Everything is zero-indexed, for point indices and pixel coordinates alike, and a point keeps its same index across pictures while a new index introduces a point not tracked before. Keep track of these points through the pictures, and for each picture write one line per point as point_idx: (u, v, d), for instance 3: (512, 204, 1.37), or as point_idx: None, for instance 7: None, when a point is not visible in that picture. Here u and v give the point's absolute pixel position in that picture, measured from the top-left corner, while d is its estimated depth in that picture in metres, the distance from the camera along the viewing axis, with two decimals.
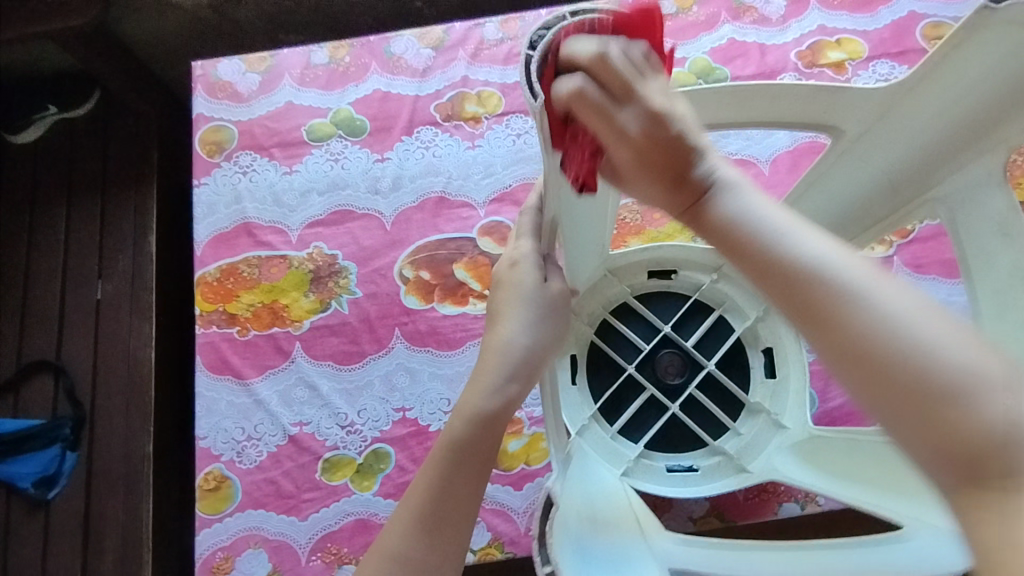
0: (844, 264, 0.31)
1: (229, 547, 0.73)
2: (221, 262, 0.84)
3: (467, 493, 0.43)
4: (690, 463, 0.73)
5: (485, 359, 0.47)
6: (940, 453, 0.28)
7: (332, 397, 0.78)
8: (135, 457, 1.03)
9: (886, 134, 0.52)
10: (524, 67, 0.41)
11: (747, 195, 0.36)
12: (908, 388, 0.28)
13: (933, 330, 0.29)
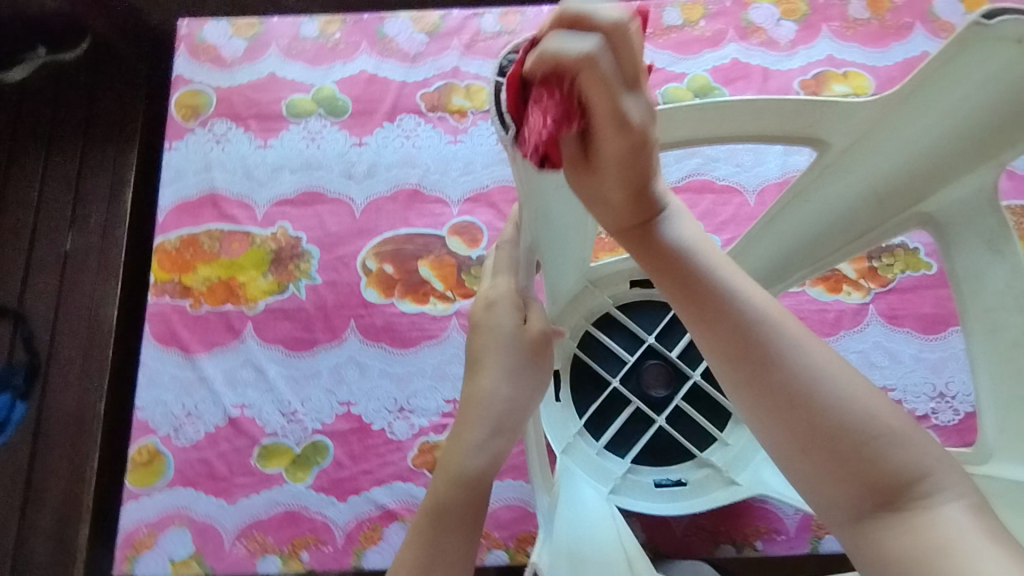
0: (768, 311, 0.36)
1: (155, 523, 0.72)
2: (182, 231, 0.81)
3: (456, 560, 0.40)
4: (679, 477, 0.70)
5: (465, 409, 0.45)
6: (861, 476, 0.32)
7: (277, 383, 0.76)
8: (87, 413, 1.02)
9: (872, 150, 0.47)
10: (492, 96, 0.38)
11: (687, 235, 0.40)
12: (829, 430, 0.33)
13: (841, 371, 0.34)
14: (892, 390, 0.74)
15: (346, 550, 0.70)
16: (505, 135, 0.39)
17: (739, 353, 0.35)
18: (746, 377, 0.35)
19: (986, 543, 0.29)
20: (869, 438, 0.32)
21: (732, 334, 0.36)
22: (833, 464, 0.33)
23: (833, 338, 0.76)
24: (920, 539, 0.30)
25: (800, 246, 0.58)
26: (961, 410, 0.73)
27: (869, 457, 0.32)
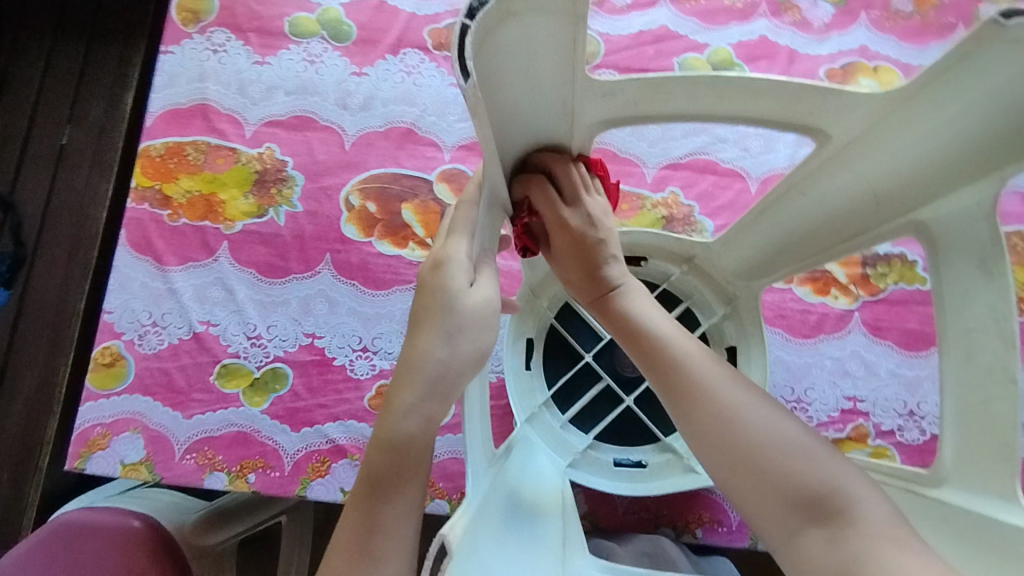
0: (703, 361, 0.43)
1: (109, 425, 0.72)
2: (168, 139, 0.79)
3: (398, 528, 0.40)
4: (639, 459, 0.67)
5: (401, 373, 0.43)
6: (789, 501, 0.37)
7: (245, 305, 0.75)
8: (67, 309, 1.03)
9: (872, 149, 0.42)
10: (458, 36, 0.33)
11: (636, 295, 0.48)
12: (757, 459, 0.38)
13: (764, 409, 0.40)
14: (860, 401, 0.73)
15: (292, 478, 0.71)
16: (465, 86, 0.33)
17: (679, 401, 0.42)
18: (686, 416, 0.41)
19: (892, 547, 0.34)
20: (791, 463, 0.38)
21: (672, 380, 0.42)
22: (765, 488, 0.38)
23: (810, 341, 0.74)
24: (843, 547, 0.35)
25: (791, 241, 0.54)
26: (928, 430, 0.72)
27: (794, 480, 0.37)
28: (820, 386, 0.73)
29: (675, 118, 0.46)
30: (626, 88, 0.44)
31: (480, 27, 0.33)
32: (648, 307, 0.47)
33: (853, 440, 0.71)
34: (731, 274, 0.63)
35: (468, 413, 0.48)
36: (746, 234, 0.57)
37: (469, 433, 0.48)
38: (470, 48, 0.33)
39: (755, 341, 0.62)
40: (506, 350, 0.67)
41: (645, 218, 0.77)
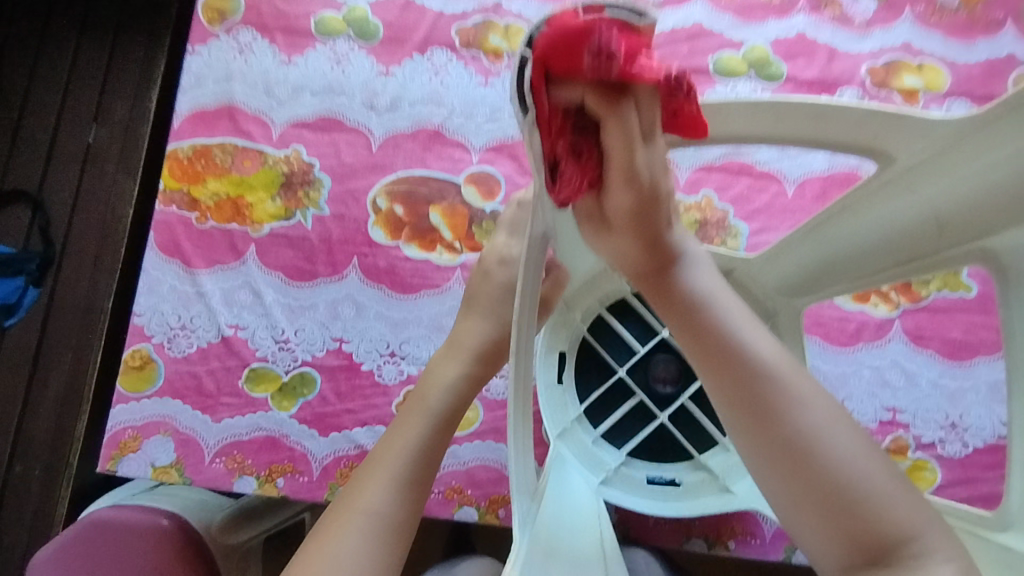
0: (780, 371, 0.39)
1: (140, 428, 0.72)
2: (196, 140, 0.79)
3: (385, 509, 0.46)
4: (672, 477, 0.67)
5: (410, 401, 0.53)
6: (853, 538, 0.36)
7: (273, 309, 0.75)
8: (94, 308, 1.04)
9: (931, 177, 0.43)
10: (516, 69, 0.37)
11: (703, 275, 0.43)
12: (843, 503, 0.36)
13: (842, 444, 0.38)
14: (900, 412, 0.71)
15: (321, 483, 0.71)
16: (520, 117, 0.37)
17: (752, 413, 0.39)
18: (771, 447, 0.38)
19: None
20: (881, 513, 0.36)
21: (751, 401, 0.39)
22: (845, 532, 0.36)
23: (848, 350, 0.72)
24: None
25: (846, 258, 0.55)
26: (970, 443, 0.69)
27: (875, 532, 0.36)
28: (858, 397, 0.71)
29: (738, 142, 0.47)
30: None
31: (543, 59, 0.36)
32: (726, 302, 0.42)
33: (893, 451, 0.70)
34: (771, 291, 0.66)
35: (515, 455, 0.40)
36: (794, 250, 0.60)
37: (515, 461, 0.42)
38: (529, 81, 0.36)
39: (794, 357, 0.67)
40: (540, 366, 0.67)
41: (678, 222, 0.75)
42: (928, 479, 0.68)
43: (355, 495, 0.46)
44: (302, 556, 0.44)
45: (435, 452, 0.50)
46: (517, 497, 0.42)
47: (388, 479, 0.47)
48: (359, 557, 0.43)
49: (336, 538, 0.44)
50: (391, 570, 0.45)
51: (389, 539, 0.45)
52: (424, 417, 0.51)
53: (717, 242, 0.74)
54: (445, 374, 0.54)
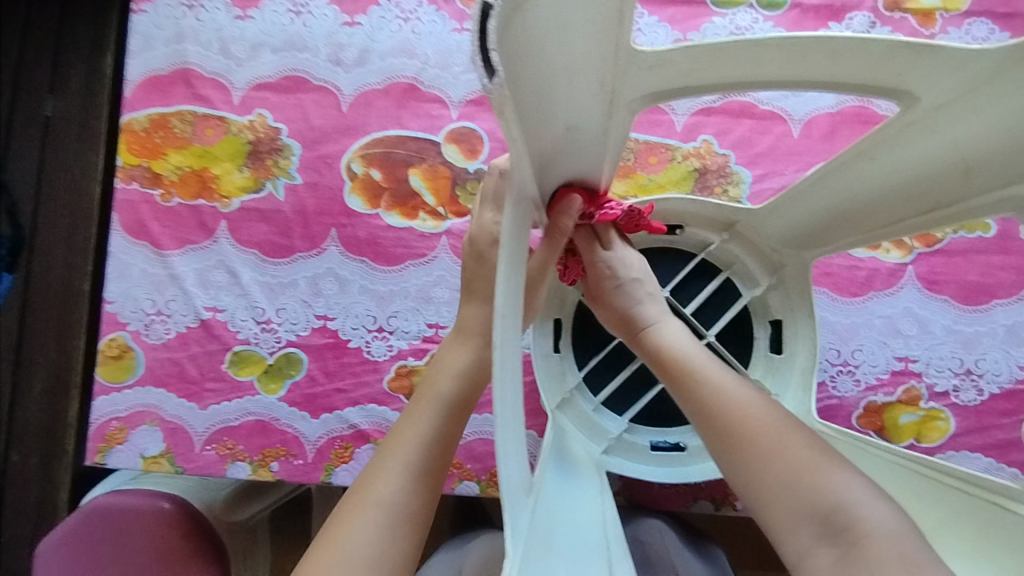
0: (730, 390, 0.48)
1: (125, 418, 0.70)
2: (151, 110, 0.73)
3: (399, 500, 0.45)
4: (677, 441, 0.64)
5: (422, 388, 0.50)
6: (803, 520, 0.42)
7: (251, 288, 0.71)
8: (70, 293, 0.97)
9: (963, 115, 0.38)
10: (478, 25, 0.27)
11: (669, 329, 0.55)
12: (787, 488, 0.43)
13: (786, 439, 0.45)
14: (913, 361, 0.68)
15: (316, 465, 0.68)
16: (489, 84, 0.27)
17: (709, 426, 0.47)
18: (726, 455, 0.46)
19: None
20: (826, 493, 0.42)
21: (707, 415, 0.48)
22: (798, 515, 0.42)
23: (859, 299, 0.69)
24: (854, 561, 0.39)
25: (864, 205, 0.50)
26: (986, 390, 0.67)
27: (823, 510, 0.41)
28: (869, 348, 0.68)
29: (741, 86, 0.40)
30: (678, 58, 0.36)
31: (509, 4, 0.26)
32: (684, 347, 0.53)
33: (904, 403, 0.67)
34: (776, 243, 0.62)
35: (504, 451, 0.32)
36: (799, 202, 0.55)
37: (504, 454, 0.33)
38: (495, 36, 0.27)
39: (803, 313, 0.63)
40: (534, 335, 0.64)
41: (675, 173, 0.70)
42: (941, 429, 0.66)
43: (369, 483, 0.45)
44: (319, 544, 0.43)
45: (449, 441, 0.48)
46: (510, 497, 0.33)
47: (402, 467, 0.46)
48: (375, 546, 0.43)
49: (352, 527, 0.43)
50: (407, 558, 0.44)
51: (402, 528, 0.44)
52: (435, 403, 0.48)
53: (718, 192, 0.69)
54: (455, 359, 0.50)
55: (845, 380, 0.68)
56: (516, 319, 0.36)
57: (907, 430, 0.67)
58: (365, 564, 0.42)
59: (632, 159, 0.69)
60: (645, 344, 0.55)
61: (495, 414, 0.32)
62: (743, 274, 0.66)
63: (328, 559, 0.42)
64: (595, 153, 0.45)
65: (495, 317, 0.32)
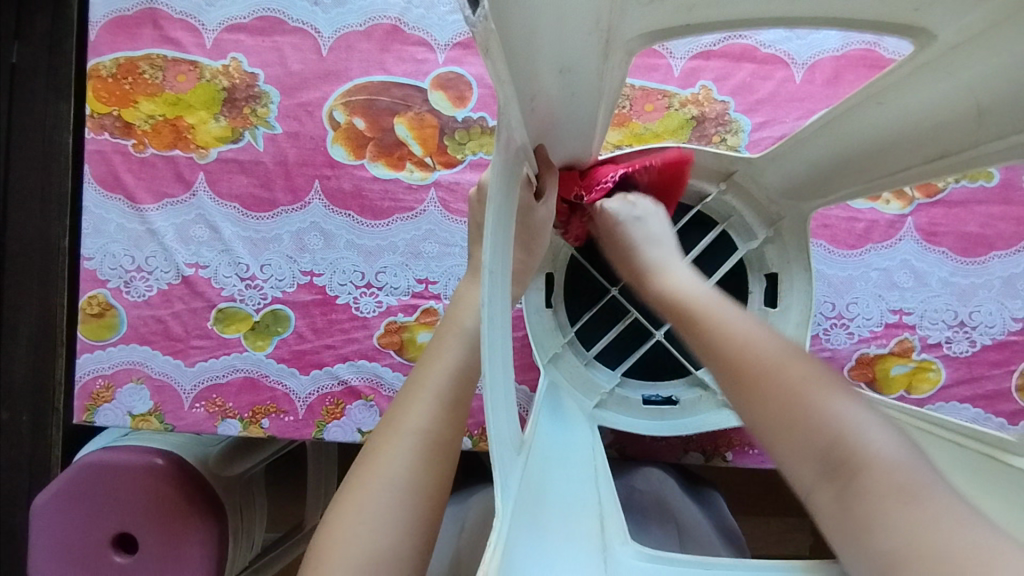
0: (736, 322, 0.45)
1: (111, 376, 0.68)
2: (119, 54, 0.69)
3: (431, 429, 0.43)
4: (668, 395, 0.65)
5: (445, 321, 0.47)
6: (803, 450, 0.37)
7: (233, 244, 0.69)
8: (51, 249, 0.94)
9: (983, 54, 0.35)
10: None
11: (680, 276, 0.53)
12: (785, 415, 0.38)
13: (790, 361, 0.40)
14: (908, 314, 0.67)
15: (307, 421, 0.67)
16: (472, 18, 0.25)
17: (709, 355, 0.44)
18: (724, 390, 0.43)
19: (898, 510, 0.33)
20: (828, 418, 0.37)
21: (708, 345, 0.44)
22: (795, 449, 0.38)
23: (856, 252, 0.68)
24: (853, 499, 0.35)
25: (869, 153, 0.48)
26: (979, 342, 0.66)
27: (822, 443, 0.37)
28: (863, 301, 0.67)
29: (747, 24, 0.38)
30: None
31: None
32: (686, 288, 0.51)
33: (897, 354, 0.67)
34: (775, 195, 0.60)
35: (492, 404, 0.31)
36: (804, 148, 0.53)
37: (492, 407, 0.32)
38: None
39: (799, 266, 0.62)
40: (528, 289, 0.62)
41: (672, 121, 0.67)
42: (932, 380, 0.66)
43: (398, 414, 0.44)
44: (353, 477, 0.43)
45: (474, 375, 0.46)
46: (497, 451, 0.32)
47: (431, 398, 0.44)
48: (408, 474, 0.42)
49: (384, 457, 0.43)
50: (440, 486, 0.43)
51: (433, 456, 0.43)
52: (460, 337, 0.46)
53: (716, 140, 0.67)
54: (475, 298, 0.48)
55: (839, 333, 0.68)
56: (505, 285, 0.35)
57: (899, 382, 0.66)
58: (397, 493, 0.41)
59: (627, 106, 0.66)
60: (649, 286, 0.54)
61: (482, 374, 0.31)
62: (739, 226, 0.64)
63: (364, 490, 0.42)
64: (589, 101, 0.43)
65: (483, 274, 0.31)
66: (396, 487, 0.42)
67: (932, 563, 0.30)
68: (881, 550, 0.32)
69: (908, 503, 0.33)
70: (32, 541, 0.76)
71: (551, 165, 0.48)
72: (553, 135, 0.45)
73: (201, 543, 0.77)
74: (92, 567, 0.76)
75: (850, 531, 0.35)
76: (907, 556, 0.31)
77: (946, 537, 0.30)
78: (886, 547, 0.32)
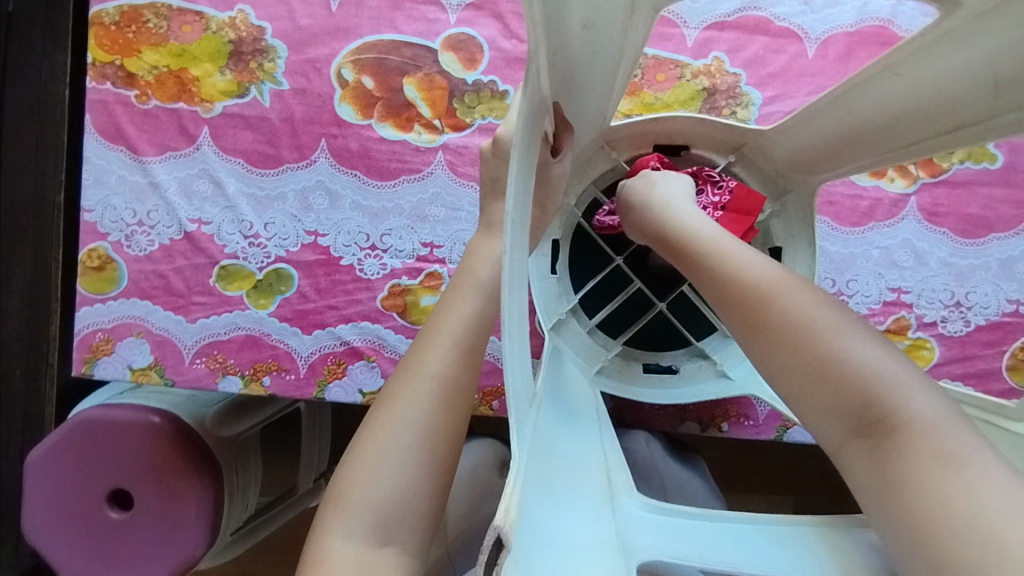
0: (760, 270, 0.44)
1: (110, 330, 0.68)
2: (122, 2, 0.68)
3: (451, 374, 0.44)
4: (669, 364, 0.65)
5: (460, 275, 0.47)
6: (838, 409, 0.38)
7: (237, 201, 0.68)
8: (45, 203, 0.91)
9: (1003, 24, 0.35)
10: None
11: (694, 215, 0.52)
12: (822, 371, 0.39)
13: (815, 311, 0.41)
14: (905, 292, 0.68)
15: (309, 380, 0.67)
16: None
17: (731, 304, 0.44)
18: (753, 344, 0.43)
19: (933, 468, 0.33)
20: (862, 373, 0.38)
21: (729, 292, 0.44)
22: (829, 410, 0.38)
23: (858, 230, 0.69)
24: (888, 459, 0.35)
25: (882, 126, 0.49)
26: (973, 322, 0.67)
27: (857, 401, 0.37)
28: (863, 278, 0.68)
29: None
30: None
31: None
32: (698, 228, 0.50)
33: (893, 332, 0.68)
34: (783, 167, 0.61)
35: (511, 356, 0.31)
36: (817, 120, 0.53)
37: (509, 359, 0.32)
38: None
39: (803, 241, 0.62)
40: (533, 255, 0.62)
41: (684, 92, 0.67)
42: (925, 358, 0.67)
43: (417, 360, 0.44)
44: (371, 420, 0.43)
45: (489, 325, 0.46)
46: (515, 404, 0.32)
47: (449, 343, 0.44)
48: (427, 420, 0.43)
49: (404, 401, 0.43)
50: (458, 429, 0.44)
51: (450, 402, 0.43)
52: (476, 287, 0.46)
53: (726, 113, 0.66)
54: (492, 250, 0.48)
55: None
56: (524, 236, 0.35)
57: None
58: (416, 437, 0.42)
59: (639, 75, 0.66)
60: (653, 229, 0.54)
61: (502, 324, 0.30)
62: None
63: (384, 434, 0.42)
64: (608, 61, 0.42)
65: (506, 223, 0.31)
66: (418, 431, 0.42)
67: (974, 526, 0.30)
68: (911, 508, 0.33)
69: (945, 464, 0.33)
70: (28, 496, 0.76)
71: (569, 124, 0.48)
72: (575, 95, 0.45)
73: (199, 501, 0.77)
74: (88, 523, 0.76)
75: (881, 489, 0.35)
76: (942, 514, 0.31)
77: (983, 505, 0.31)
78: (919, 509, 0.33)
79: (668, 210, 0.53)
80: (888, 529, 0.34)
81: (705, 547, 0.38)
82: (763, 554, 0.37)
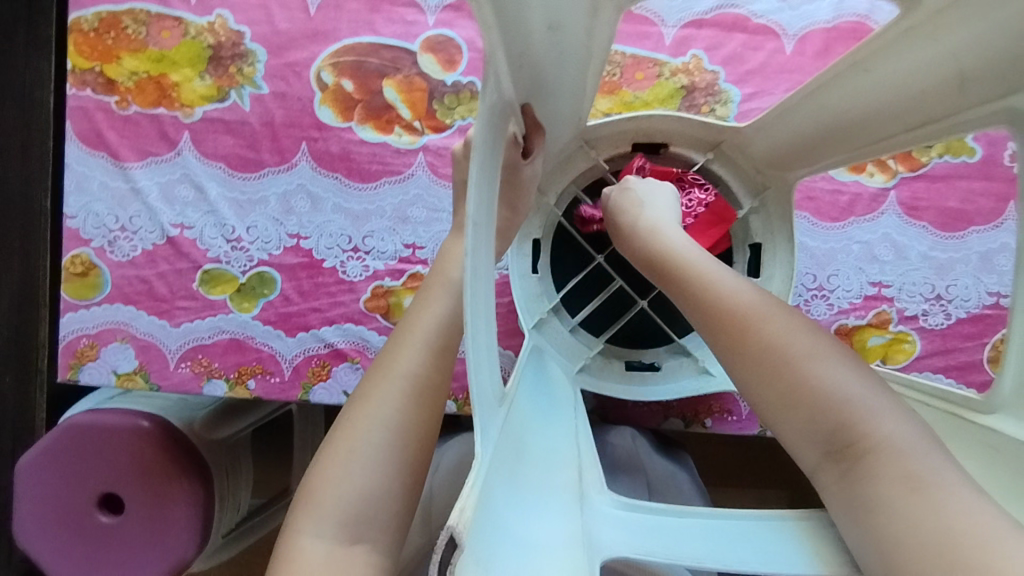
0: (738, 294, 0.45)
1: (95, 336, 0.68)
2: (101, 8, 0.68)
3: (422, 373, 0.44)
4: (651, 361, 0.65)
5: (433, 276, 0.48)
6: (810, 434, 0.39)
7: (219, 205, 0.68)
8: (33, 213, 0.91)
9: (964, 19, 0.36)
10: None
11: (672, 233, 0.53)
12: (793, 398, 0.40)
13: (791, 337, 0.42)
14: (886, 286, 0.68)
15: (293, 383, 0.68)
16: None
17: (709, 327, 0.45)
18: (732, 368, 0.44)
19: (900, 491, 0.34)
20: (831, 398, 0.39)
21: (707, 316, 0.45)
22: (803, 433, 0.39)
23: (839, 225, 0.69)
24: (860, 482, 0.36)
25: (854, 123, 0.49)
26: (954, 315, 0.68)
27: (827, 427, 0.38)
28: (844, 273, 0.69)
29: None
30: None
31: None
32: (678, 246, 0.51)
33: (874, 326, 0.68)
34: (761, 163, 0.61)
35: (475, 358, 0.31)
36: (793, 116, 0.54)
37: (474, 359, 0.32)
38: None
39: (783, 238, 0.63)
40: (513, 254, 0.62)
41: (662, 90, 0.67)
42: (907, 351, 0.67)
43: (389, 360, 0.45)
44: (344, 420, 0.44)
45: (461, 324, 0.46)
46: (479, 404, 0.32)
47: (421, 343, 0.45)
48: (398, 419, 0.43)
49: (376, 401, 0.43)
50: (429, 427, 0.44)
51: (421, 401, 0.44)
52: (447, 287, 0.46)
53: (705, 110, 0.67)
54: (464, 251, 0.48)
55: (819, 304, 0.69)
56: (488, 237, 0.35)
57: (875, 352, 0.68)
58: (388, 436, 0.42)
59: (617, 74, 0.66)
60: (637, 247, 0.54)
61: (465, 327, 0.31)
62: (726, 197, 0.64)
63: (355, 433, 0.43)
64: (576, 60, 0.43)
65: (466, 226, 0.31)
66: (388, 429, 0.42)
67: (943, 549, 0.31)
68: (879, 528, 0.34)
69: (913, 487, 0.34)
70: (18, 501, 0.76)
71: (540, 126, 0.48)
72: (543, 96, 0.45)
73: (188, 504, 0.77)
74: (78, 528, 0.76)
75: (851, 510, 0.36)
76: (908, 537, 0.33)
77: (951, 525, 0.32)
78: (888, 532, 0.34)
79: (645, 229, 0.54)
80: (857, 547, 0.36)
81: (673, 539, 0.38)
82: (736, 547, 0.37)
